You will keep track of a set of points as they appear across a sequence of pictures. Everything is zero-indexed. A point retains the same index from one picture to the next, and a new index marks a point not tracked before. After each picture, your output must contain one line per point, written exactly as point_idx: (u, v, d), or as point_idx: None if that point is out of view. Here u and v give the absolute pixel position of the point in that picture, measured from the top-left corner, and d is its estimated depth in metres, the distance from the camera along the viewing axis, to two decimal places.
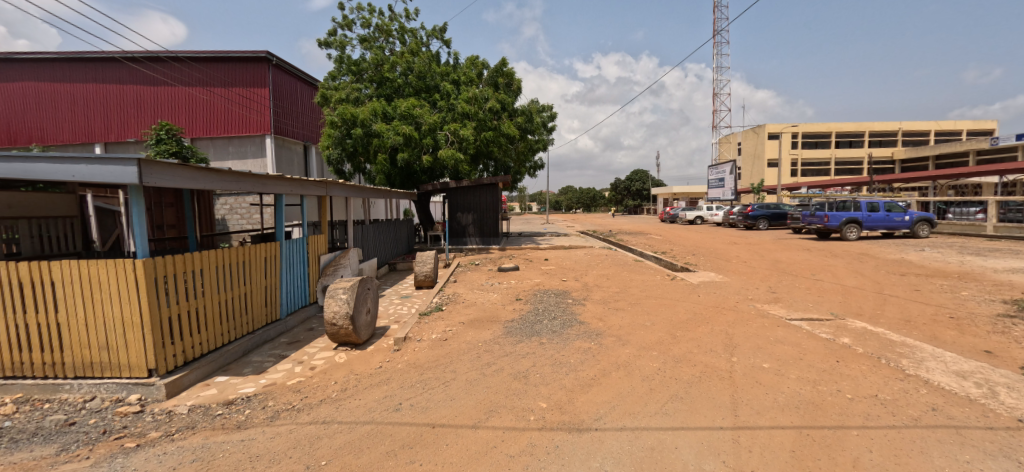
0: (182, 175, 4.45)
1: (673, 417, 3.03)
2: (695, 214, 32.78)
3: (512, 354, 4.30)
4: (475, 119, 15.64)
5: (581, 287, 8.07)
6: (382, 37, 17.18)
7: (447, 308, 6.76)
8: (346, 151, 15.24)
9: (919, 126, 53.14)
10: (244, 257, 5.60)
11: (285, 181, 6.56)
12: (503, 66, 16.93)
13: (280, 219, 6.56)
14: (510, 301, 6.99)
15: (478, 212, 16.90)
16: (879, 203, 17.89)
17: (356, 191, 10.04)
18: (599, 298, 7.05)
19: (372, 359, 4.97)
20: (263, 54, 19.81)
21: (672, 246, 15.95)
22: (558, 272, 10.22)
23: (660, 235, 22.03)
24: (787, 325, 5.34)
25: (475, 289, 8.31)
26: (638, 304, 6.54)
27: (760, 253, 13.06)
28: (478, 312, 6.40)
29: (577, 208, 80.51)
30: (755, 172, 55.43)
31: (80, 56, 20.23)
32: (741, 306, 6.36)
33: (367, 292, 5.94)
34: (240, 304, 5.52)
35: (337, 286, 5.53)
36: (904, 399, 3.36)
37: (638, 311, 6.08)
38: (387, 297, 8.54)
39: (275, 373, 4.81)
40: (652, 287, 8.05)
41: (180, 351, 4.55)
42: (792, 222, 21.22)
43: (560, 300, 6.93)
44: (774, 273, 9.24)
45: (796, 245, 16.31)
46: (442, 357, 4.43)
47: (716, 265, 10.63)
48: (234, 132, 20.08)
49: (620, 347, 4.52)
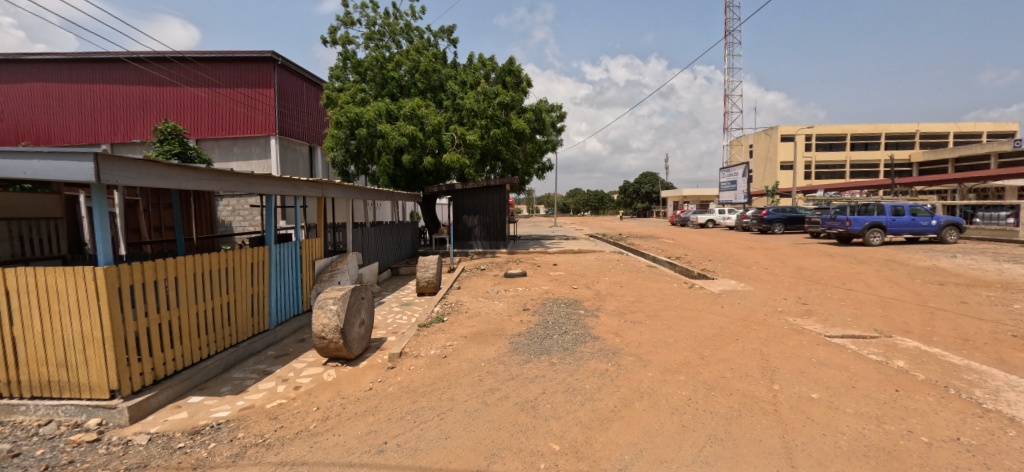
0: (151, 172, 4.06)
1: (714, 466, 2.47)
2: (706, 218, 31.92)
3: (519, 378, 3.76)
4: (484, 117, 15.21)
5: (593, 296, 7.50)
6: (387, 36, 16.80)
7: (448, 318, 6.23)
8: (350, 152, 14.84)
9: (938, 128, 51.71)
10: (226, 262, 5.17)
11: (274, 181, 6.13)
12: (511, 65, 16.45)
13: (269, 222, 6.10)
14: (516, 311, 6.45)
15: (484, 215, 16.39)
16: (904, 206, 17.08)
17: (356, 192, 9.60)
18: (614, 309, 6.48)
19: (363, 378, 4.49)
20: (269, 54, 19.60)
21: (685, 251, 15.29)
22: (567, 279, 9.65)
23: (673, 239, 21.31)
24: (828, 344, 4.75)
25: (479, 297, 7.79)
26: (657, 316, 5.97)
27: (781, 260, 12.39)
28: (482, 323, 5.87)
29: (585, 211, 79.72)
30: (767, 175, 54.28)
31: (87, 57, 20.17)
32: (772, 320, 5.75)
33: (361, 301, 5.43)
34: (223, 314, 5.08)
35: (326, 295, 5.04)
36: (994, 445, 2.76)
37: (658, 325, 5.50)
38: (387, 305, 8.07)
39: (255, 393, 4.34)
40: (670, 296, 7.46)
41: (149, 368, 4.10)
42: (811, 226, 20.38)
43: (571, 311, 6.37)
44: (801, 281, 8.59)
45: (817, 251, 15.53)
46: (439, 380, 3.91)
47: (736, 272, 9.99)
48: (239, 133, 19.89)
49: (642, 370, 3.95)
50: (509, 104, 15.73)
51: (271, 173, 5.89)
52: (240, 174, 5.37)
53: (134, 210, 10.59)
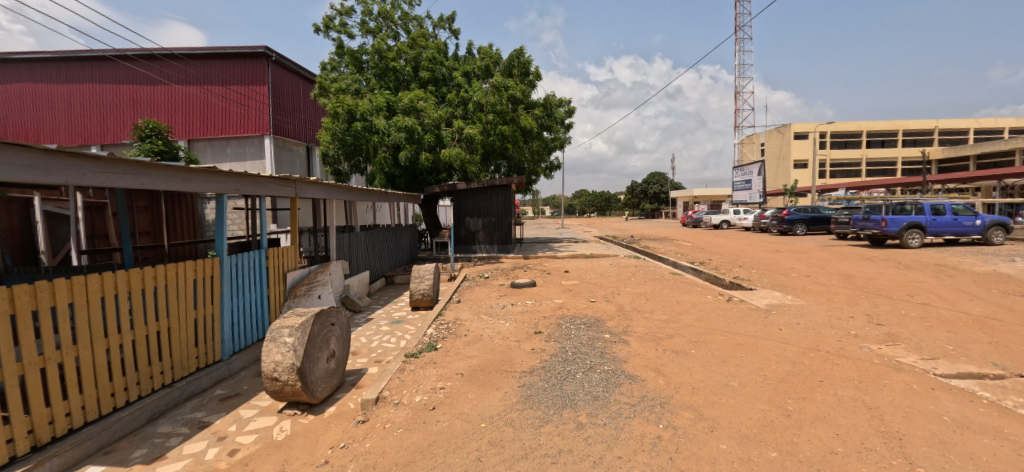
0: (16, 161, 2.99)
1: None
2: (721, 218, 30.37)
3: (535, 457, 2.59)
4: (491, 112, 13.92)
5: (618, 314, 6.28)
6: (385, 26, 15.78)
7: (443, 345, 5.05)
8: (345, 148, 13.64)
9: (958, 124, 49.81)
10: (156, 281, 4.03)
11: (221, 176, 4.96)
12: (519, 55, 15.33)
13: (220, 227, 4.90)
14: (526, 335, 5.26)
15: (489, 218, 15.18)
16: (945, 205, 15.68)
17: (342, 192, 8.53)
18: (645, 332, 5.28)
19: (322, 440, 3.33)
20: (261, 49, 18.64)
21: (708, 255, 14.04)
22: (582, 290, 8.42)
23: (689, 241, 19.96)
24: (949, 392, 3.52)
25: (481, 314, 6.61)
26: (702, 344, 4.76)
27: (818, 265, 11.11)
28: (484, 353, 4.70)
29: (591, 211, 78.39)
30: (781, 174, 52.59)
31: (75, 54, 19.22)
32: (852, 351, 4.53)
33: (331, 330, 4.27)
34: (151, 348, 3.96)
35: (282, 324, 3.88)
36: None
37: (709, 357, 4.28)
38: (375, 323, 6.94)
39: (174, 462, 3.21)
40: (708, 313, 6.27)
41: (25, 432, 2.96)
42: (839, 228, 18.97)
43: (593, 334, 5.18)
44: (859, 293, 7.32)
45: (853, 254, 14.16)
46: (420, 456, 2.74)
47: (776, 281, 8.71)
48: (232, 132, 18.95)
49: (710, 439, 2.76)
50: (517, 99, 14.60)
51: (215, 166, 4.74)
52: (166, 165, 4.22)
53: (102, 213, 9.52)
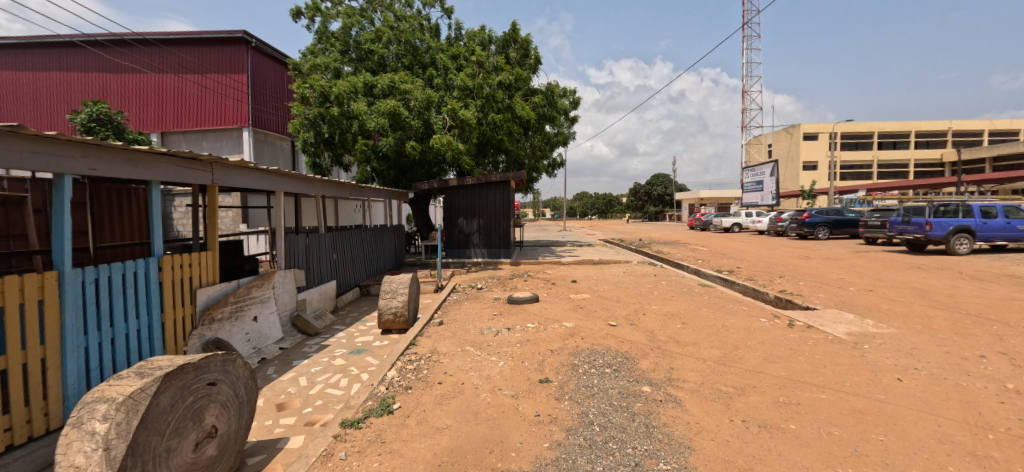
0: None
1: None
2: (732, 221, 28.70)
3: None
4: (482, 95, 12.15)
5: (652, 348, 4.58)
6: (372, 8, 14.21)
7: (400, 407, 3.35)
8: (320, 137, 12.05)
9: (973, 126, 48.15)
10: None
11: (56, 146, 3.17)
12: (515, 34, 13.76)
13: (60, 224, 3.18)
14: (527, 387, 3.56)
15: (484, 217, 13.46)
16: (996, 207, 13.96)
17: (301, 182, 6.82)
18: (703, 384, 3.59)
19: None
20: (239, 34, 16.99)
21: (733, 262, 12.38)
22: (596, 307, 6.74)
23: (705, 246, 18.27)
24: None
25: (465, 345, 4.93)
26: (802, 409, 3.06)
27: (870, 275, 9.43)
28: (461, 424, 3.00)
29: (593, 213, 76.61)
30: (789, 176, 50.94)
31: (41, 40, 17.54)
32: None
33: (206, 394, 2.59)
34: None
35: (96, 400, 2.17)
36: None
37: (831, 443, 2.59)
38: (328, 353, 5.26)
39: None
40: (775, 346, 4.60)
41: None
42: (870, 232, 17.26)
43: (627, 389, 3.47)
44: (961, 317, 5.61)
45: (899, 261, 12.41)
46: None
47: (836, 297, 7.04)
48: (208, 125, 17.28)
49: None
50: (512, 85, 12.85)
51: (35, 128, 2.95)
52: None
53: None
